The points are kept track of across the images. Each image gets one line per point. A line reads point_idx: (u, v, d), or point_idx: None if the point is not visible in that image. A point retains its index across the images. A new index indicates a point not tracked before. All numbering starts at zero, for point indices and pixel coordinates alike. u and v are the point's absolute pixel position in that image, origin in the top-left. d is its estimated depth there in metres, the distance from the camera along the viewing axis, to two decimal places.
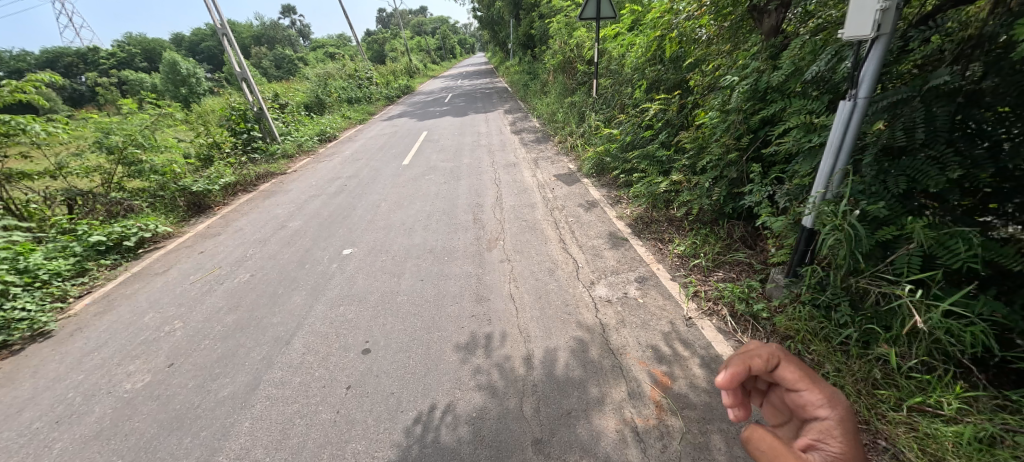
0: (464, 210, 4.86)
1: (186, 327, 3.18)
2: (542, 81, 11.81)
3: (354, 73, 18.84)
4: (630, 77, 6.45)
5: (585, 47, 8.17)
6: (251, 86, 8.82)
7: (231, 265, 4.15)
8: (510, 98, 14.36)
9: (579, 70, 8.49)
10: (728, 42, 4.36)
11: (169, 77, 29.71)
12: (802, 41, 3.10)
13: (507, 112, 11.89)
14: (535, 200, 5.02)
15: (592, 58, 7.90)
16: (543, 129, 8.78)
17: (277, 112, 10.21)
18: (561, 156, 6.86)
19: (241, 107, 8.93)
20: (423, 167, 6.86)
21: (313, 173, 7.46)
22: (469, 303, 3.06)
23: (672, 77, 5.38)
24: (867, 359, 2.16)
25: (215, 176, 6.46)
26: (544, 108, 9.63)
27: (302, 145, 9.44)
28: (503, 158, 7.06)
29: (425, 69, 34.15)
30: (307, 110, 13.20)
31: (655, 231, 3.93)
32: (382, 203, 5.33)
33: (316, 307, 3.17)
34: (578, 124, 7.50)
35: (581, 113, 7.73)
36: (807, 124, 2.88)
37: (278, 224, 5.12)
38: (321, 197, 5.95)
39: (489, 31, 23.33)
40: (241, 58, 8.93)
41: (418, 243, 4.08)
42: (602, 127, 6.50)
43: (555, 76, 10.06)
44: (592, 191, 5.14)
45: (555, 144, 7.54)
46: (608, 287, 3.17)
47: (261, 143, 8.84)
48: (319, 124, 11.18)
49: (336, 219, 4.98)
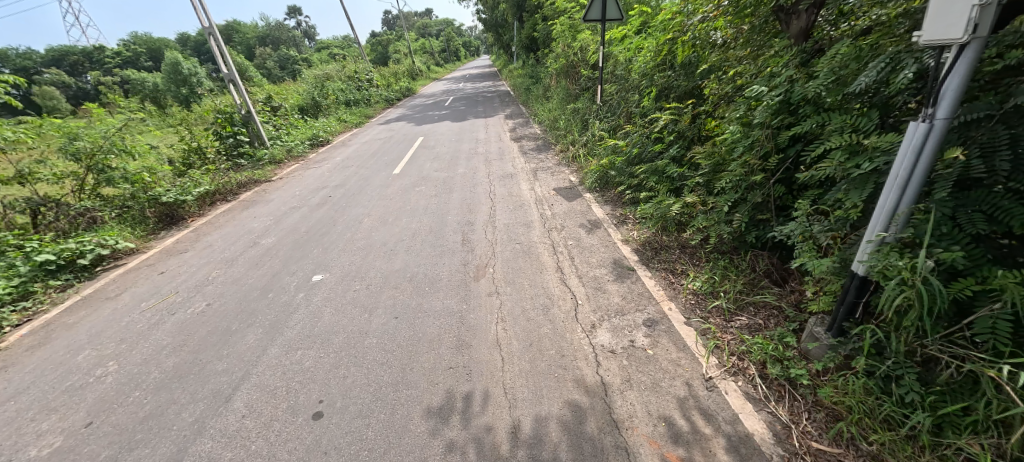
0: (453, 228, 4.41)
1: (119, 372, 2.74)
2: (544, 86, 11.36)
3: (354, 74, 18.46)
4: (637, 84, 5.98)
5: (590, 51, 7.72)
6: (239, 87, 8.41)
7: (189, 290, 3.71)
8: (512, 102, 13.92)
9: (583, 75, 8.03)
10: (749, 46, 3.89)
11: (170, 77, 29.46)
12: (844, 46, 2.63)
13: (508, 117, 11.47)
14: (532, 218, 4.56)
15: (596, 63, 7.45)
16: (544, 137, 8.32)
17: (267, 115, 9.81)
18: (562, 166, 6.41)
19: (228, 109, 8.53)
20: (414, 177, 6.41)
21: (299, 181, 7.04)
22: (446, 351, 2.59)
23: (683, 85, 4.92)
24: (942, 455, 1.68)
25: (190, 186, 6.04)
26: (546, 114, 9.19)
27: (292, 150, 9.02)
28: (500, 168, 6.61)
29: (428, 71, 33.84)
30: (301, 113, 12.82)
31: (665, 260, 3.46)
32: (364, 218, 4.88)
33: (270, 351, 2.72)
34: (581, 133, 7.04)
35: (584, 121, 7.27)
36: (853, 145, 2.40)
37: (250, 241, 4.67)
38: (302, 209, 5.51)
39: (493, 34, 22.91)
40: (229, 58, 8.54)
41: (398, 269, 3.62)
42: (606, 136, 6.05)
43: (558, 82, 9.61)
44: (594, 209, 4.68)
45: (556, 153, 7.08)
46: (612, 332, 2.70)
47: (247, 148, 8.43)
48: (312, 128, 10.77)
49: (312, 236, 4.54)
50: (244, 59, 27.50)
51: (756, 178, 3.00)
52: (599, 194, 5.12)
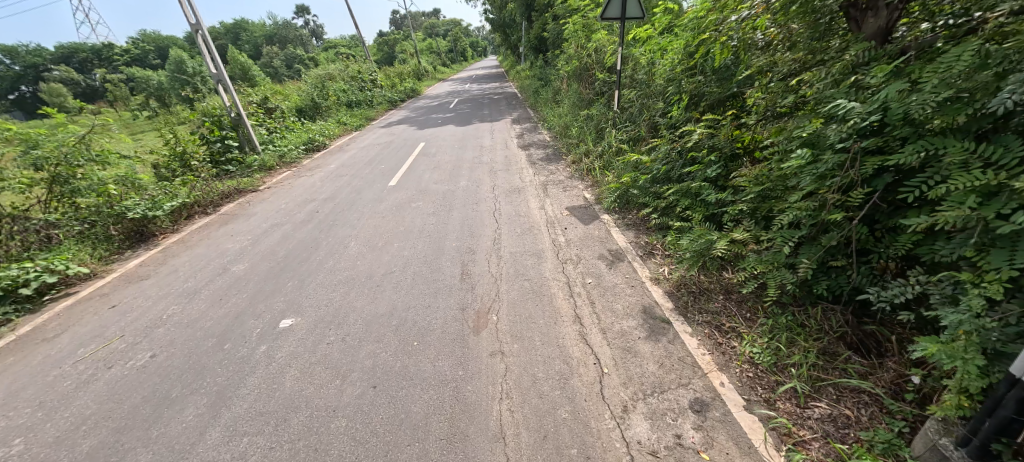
0: (452, 257, 3.80)
1: (21, 457, 2.15)
2: (554, 89, 10.73)
3: (357, 75, 17.91)
4: (661, 90, 5.35)
5: (606, 53, 7.09)
6: (228, 88, 7.82)
7: (136, 335, 3.13)
8: (519, 105, 13.29)
9: (596, 79, 7.40)
10: (805, 49, 3.26)
11: (173, 76, 28.95)
12: (965, 51, 1.98)
13: (516, 121, 10.87)
14: (543, 245, 3.95)
15: (613, 65, 6.80)
16: (555, 145, 7.68)
17: (261, 117, 9.27)
18: (575, 180, 5.80)
19: (216, 112, 7.98)
20: (412, 190, 5.80)
21: (288, 192, 6.47)
22: (435, 445, 1.98)
23: (718, 93, 4.28)
24: None
25: (162, 198, 5.46)
26: (557, 120, 8.57)
27: (284, 155, 8.46)
28: (506, 181, 5.98)
29: (434, 72, 33.25)
30: (299, 114, 12.31)
31: (709, 310, 2.82)
32: (351, 241, 4.29)
33: (209, 436, 2.12)
34: (596, 143, 6.42)
35: (600, 130, 6.64)
36: (993, 187, 1.75)
37: (220, 267, 4.09)
38: (284, 227, 4.93)
39: (500, 34, 22.29)
40: (217, 57, 7.96)
41: (382, 313, 3.02)
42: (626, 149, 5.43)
43: (569, 85, 8.98)
44: (614, 235, 4.07)
45: (568, 165, 6.44)
46: (650, 420, 2.07)
47: (235, 153, 7.88)
48: (309, 131, 10.20)
49: (289, 263, 3.95)
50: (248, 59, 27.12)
51: (832, 216, 2.36)
52: (620, 216, 4.48)
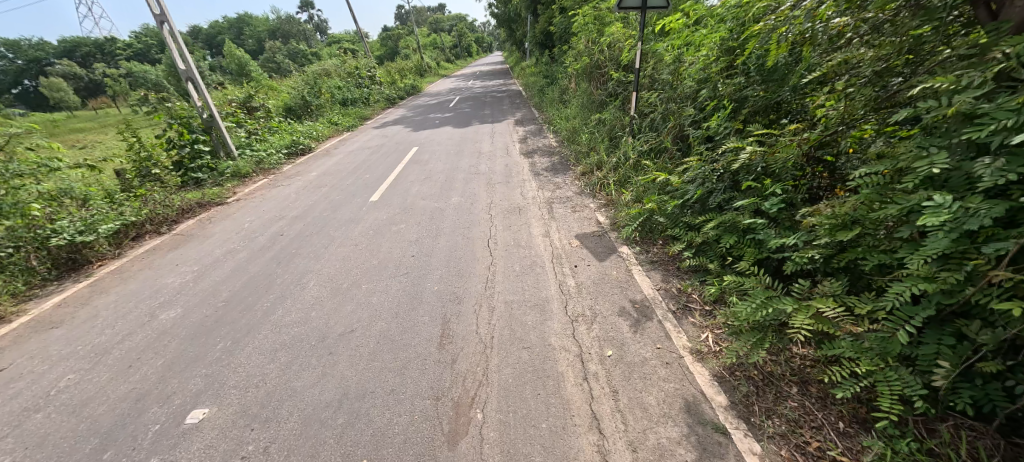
0: (431, 308, 2.99)
1: None
2: (561, 89, 9.85)
3: (354, 71, 17.07)
4: (689, 93, 4.50)
5: (621, 49, 6.24)
6: (198, 86, 7.02)
7: (3, 424, 2.33)
8: (523, 105, 12.43)
9: (609, 78, 6.54)
10: (906, 40, 2.40)
11: (170, 71, 28.03)
12: None
13: (518, 123, 10.03)
14: (547, 292, 3.13)
15: (630, 63, 5.93)
16: (561, 153, 6.83)
17: (240, 118, 8.49)
18: (584, 197, 4.98)
19: (185, 113, 7.19)
20: (395, 207, 5.00)
21: (256, 206, 5.70)
22: None
23: (769, 99, 3.43)
24: None
25: (98, 219, 4.64)
26: (564, 123, 7.72)
27: (262, 162, 7.67)
28: (505, 197, 5.16)
29: (437, 68, 32.42)
30: (288, 114, 11.54)
31: (782, 415, 1.99)
32: (311, 279, 3.49)
33: None
34: (609, 153, 5.59)
35: (614, 138, 5.80)
36: None
37: (147, 313, 3.30)
38: (238, 256, 4.14)
39: (505, 29, 21.40)
40: (184, 47, 7.04)
41: (329, 402, 2.23)
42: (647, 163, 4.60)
43: (577, 84, 8.11)
44: (637, 278, 3.24)
45: (577, 177, 5.61)
46: None
47: (207, 159, 7.10)
48: (294, 132, 9.41)
49: (230, 310, 3.16)
50: (246, 54, 26.44)
51: (1001, 303, 1.52)
52: (642, 249, 3.65)
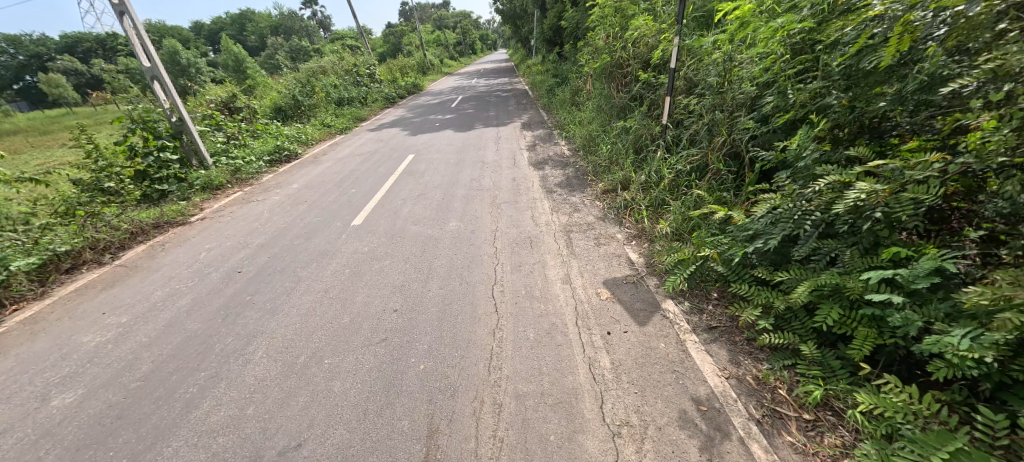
0: (412, 406, 2.14)
1: None
2: (573, 90, 8.95)
3: (351, 69, 16.20)
4: (743, 100, 3.62)
5: (649, 46, 5.35)
6: (165, 86, 6.21)
7: None
8: (530, 106, 11.51)
9: (634, 80, 5.64)
10: None
11: (167, 67, 27.28)
12: None
13: (527, 126, 9.16)
14: (574, 377, 2.29)
15: (660, 62, 5.04)
16: (577, 165, 5.96)
17: (219, 121, 7.67)
18: (609, 223, 4.14)
19: (151, 116, 6.39)
20: (381, 234, 4.16)
21: (221, 227, 4.87)
22: None
23: (871, 112, 2.56)
24: None
25: (13, 252, 3.81)
26: (579, 130, 6.87)
27: (240, 170, 6.85)
28: (512, 222, 4.31)
29: (441, 66, 31.63)
30: (278, 115, 10.75)
31: None
32: (259, 347, 2.65)
33: None
34: (637, 169, 4.72)
35: (643, 151, 4.93)
36: None
37: (39, 395, 2.49)
38: (180, 302, 3.32)
39: (511, 27, 20.52)
40: (149, 41, 6.14)
41: None
42: (692, 189, 3.76)
43: (594, 86, 7.21)
44: (697, 357, 2.38)
45: (598, 197, 4.76)
46: None
47: (174, 169, 6.29)
48: (280, 136, 8.59)
49: (143, 398, 2.34)
50: (244, 51, 25.59)
51: None
52: (694, 308, 2.79)
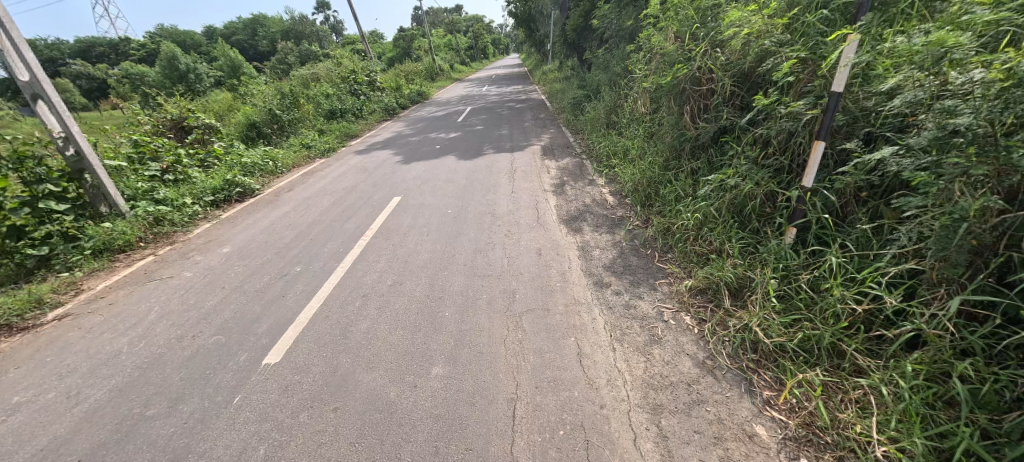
0: None
1: None
2: (611, 108, 6.98)
3: (348, 75, 14.43)
4: None
5: (759, 53, 3.41)
6: (57, 109, 4.47)
7: None
8: (550, 123, 9.60)
9: (729, 105, 3.69)
10: None
11: (164, 72, 26.02)
12: None
13: (550, 151, 7.27)
14: None
15: (784, 81, 3.10)
16: (634, 230, 4.00)
17: (152, 149, 5.90)
18: (727, 387, 2.20)
19: (40, 150, 4.54)
20: (307, 396, 2.27)
21: (73, 344, 3.02)
22: None
23: None
24: None
25: None
26: (630, 170, 4.95)
27: (164, 220, 5.03)
28: (546, 370, 2.37)
29: (450, 71, 30.12)
30: (252, 134, 9.06)
31: None
32: None
33: None
34: (756, 265, 2.75)
35: (762, 231, 2.99)
36: None
37: None
38: None
39: (524, 31, 18.80)
40: (30, 48, 4.41)
41: None
42: (934, 366, 1.86)
43: (648, 106, 5.25)
44: None
45: (687, 308, 2.82)
46: None
47: (65, 222, 4.44)
48: (238, 164, 6.80)
49: None
50: (241, 55, 24.57)
51: None
52: None
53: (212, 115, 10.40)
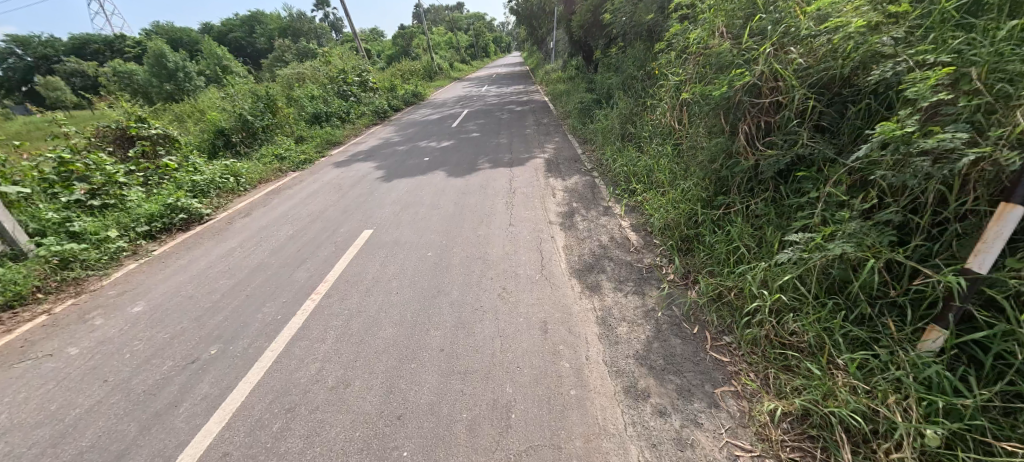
0: None
1: None
2: (626, 117, 5.98)
3: (336, 75, 13.37)
4: None
5: (857, 55, 2.39)
6: None
7: None
8: (554, 130, 8.59)
9: (806, 125, 2.68)
10: None
11: (150, 70, 25.00)
12: None
13: (556, 165, 6.26)
14: None
15: (910, 94, 2.09)
16: (670, 291, 2.99)
17: (79, 167, 4.91)
18: None
19: None
20: None
21: None
22: None
23: None
24: None
25: None
26: (658, 201, 3.95)
27: (75, 261, 4.03)
28: None
29: (449, 70, 29.12)
30: (219, 142, 8.06)
31: None
32: None
33: None
34: (887, 391, 1.78)
35: (881, 327, 2.00)
36: None
37: None
38: None
39: (525, 29, 17.81)
40: None
41: None
42: None
43: (678, 120, 4.24)
44: None
45: (777, 452, 1.80)
46: None
47: None
48: (189, 182, 5.80)
49: None
50: (231, 53, 23.64)
51: None
52: None
53: (181, 121, 9.40)
